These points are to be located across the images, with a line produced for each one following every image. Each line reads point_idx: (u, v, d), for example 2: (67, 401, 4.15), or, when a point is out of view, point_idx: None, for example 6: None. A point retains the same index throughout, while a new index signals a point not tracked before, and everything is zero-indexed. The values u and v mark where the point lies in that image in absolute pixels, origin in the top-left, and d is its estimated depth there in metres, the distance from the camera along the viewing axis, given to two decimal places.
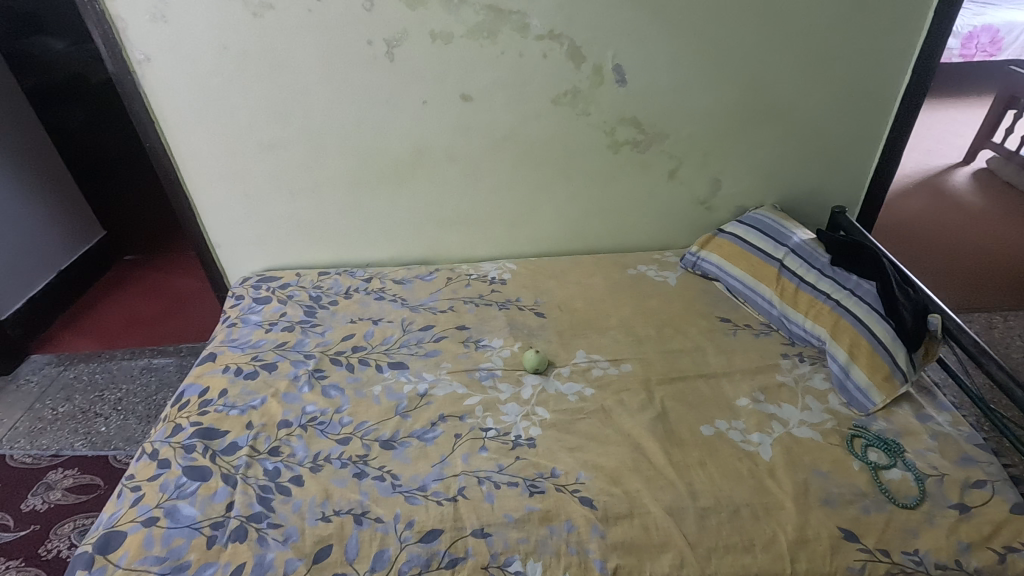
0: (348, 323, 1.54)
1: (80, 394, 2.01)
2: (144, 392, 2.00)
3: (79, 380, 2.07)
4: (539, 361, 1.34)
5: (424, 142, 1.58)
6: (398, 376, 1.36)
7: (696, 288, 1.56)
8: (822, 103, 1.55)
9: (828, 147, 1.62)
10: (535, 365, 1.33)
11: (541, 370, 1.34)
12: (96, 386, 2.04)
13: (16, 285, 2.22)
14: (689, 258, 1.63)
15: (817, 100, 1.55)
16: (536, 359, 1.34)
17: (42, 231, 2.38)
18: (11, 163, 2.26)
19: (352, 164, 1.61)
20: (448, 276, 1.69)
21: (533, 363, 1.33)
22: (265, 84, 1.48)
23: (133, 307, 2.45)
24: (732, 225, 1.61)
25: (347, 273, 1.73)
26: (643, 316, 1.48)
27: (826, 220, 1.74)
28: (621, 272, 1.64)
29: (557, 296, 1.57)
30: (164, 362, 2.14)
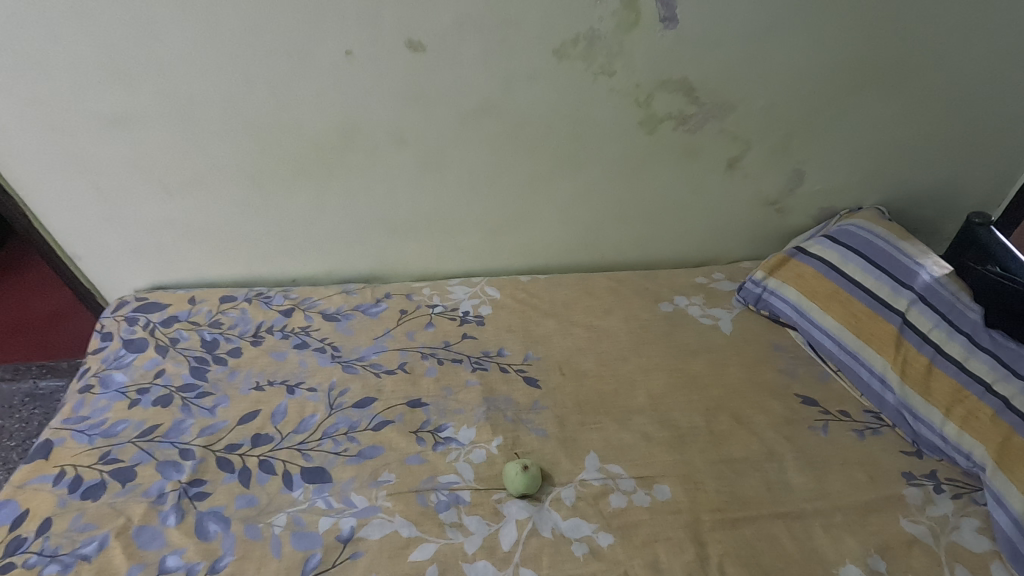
0: (252, 392, 1.05)
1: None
2: (20, 436, 1.54)
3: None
4: (531, 484, 0.87)
5: (358, 115, 1.02)
6: (313, 498, 0.90)
7: (761, 341, 1.06)
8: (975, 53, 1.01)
9: (969, 121, 1.09)
10: (522, 490, 0.86)
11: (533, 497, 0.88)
12: None
13: None
14: (751, 288, 1.11)
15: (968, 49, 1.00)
16: (527, 479, 0.87)
17: None
18: None
19: (251, 146, 1.06)
20: (402, 310, 1.18)
21: (522, 488, 0.86)
22: (87, 20, 0.90)
23: (25, 302, 1.95)
24: (819, 242, 1.08)
25: (260, 300, 1.22)
26: (685, 390, 0.99)
27: (944, 223, 1.22)
28: (650, 308, 1.13)
29: (557, 349, 1.08)
30: (54, 388, 1.68)
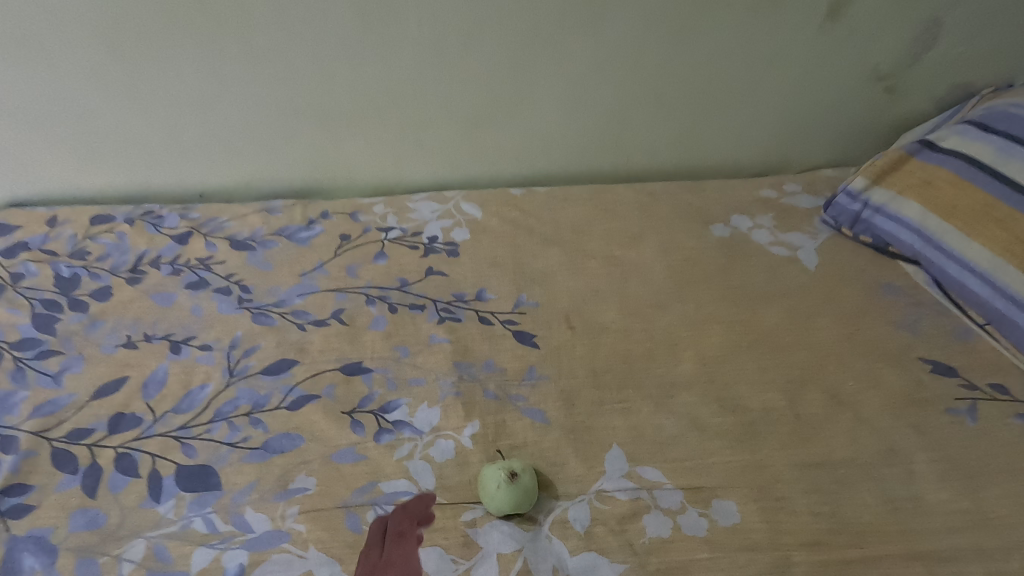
0: (118, 352, 0.72)
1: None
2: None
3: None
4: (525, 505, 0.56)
5: None
6: (188, 517, 0.59)
7: (863, 280, 0.72)
8: None
9: None
10: (510, 510, 0.55)
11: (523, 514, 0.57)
12: None
13: None
14: (846, 204, 0.76)
15: None
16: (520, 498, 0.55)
17: None
18: None
19: None
20: (341, 236, 0.83)
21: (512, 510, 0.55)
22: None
23: None
24: (957, 134, 0.72)
25: (147, 221, 0.87)
26: (754, 353, 0.67)
27: None
28: (697, 232, 0.79)
29: (563, 292, 0.74)
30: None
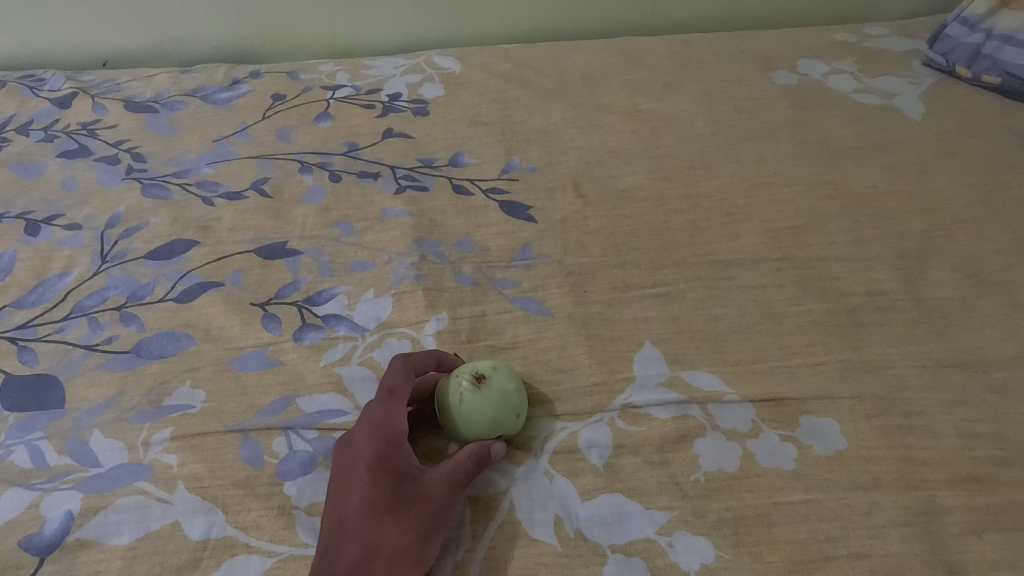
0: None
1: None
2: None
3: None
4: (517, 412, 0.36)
5: None
6: (5, 446, 0.39)
7: (992, 130, 0.51)
8: None
9: None
10: (489, 433, 0.35)
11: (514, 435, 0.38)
12: None
13: None
14: (961, 36, 0.55)
15: None
16: (506, 409, 0.35)
17: None
18: None
19: None
20: (275, 96, 0.63)
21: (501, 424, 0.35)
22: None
23: None
24: None
25: (21, 84, 0.66)
26: (845, 224, 0.46)
27: None
28: (751, 81, 0.58)
29: (570, 153, 0.54)
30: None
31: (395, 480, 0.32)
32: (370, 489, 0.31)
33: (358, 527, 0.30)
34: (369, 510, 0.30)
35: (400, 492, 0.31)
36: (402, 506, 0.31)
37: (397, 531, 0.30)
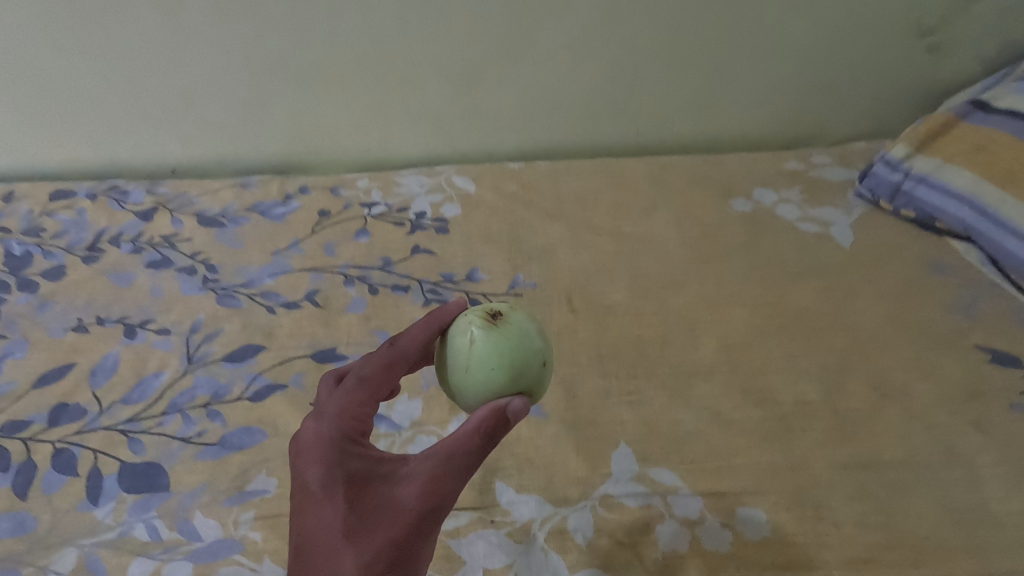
0: (67, 336, 0.65)
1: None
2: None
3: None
4: (535, 346, 0.43)
5: None
6: (129, 523, 0.51)
7: (907, 257, 0.63)
8: None
9: None
10: (501, 375, 0.41)
11: (532, 390, 0.43)
12: None
13: None
14: (884, 174, 0.68)
15: None
16: (522, 333, 0.42)
17: None
18: None
19: None
20: (321, 212, 0.76)
21: (519, 354, 0.41)
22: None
23: None
24: (1018, 92, 0.63)
25: (110, 197, 0.80)
26: (782, 340, 0.58)
27: None
28: (714, 206, 0.70)
29: (565, 270, 0.66)
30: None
31: (351, 490, 0.39)
32: (333, 506, 0.38)
33: (330, 538, 0.38)
34: (334, 525, 0.38)
35: (362, 503, 0.39)
36: (363, 516, 0.38)
37: (366, 540, 0.37)
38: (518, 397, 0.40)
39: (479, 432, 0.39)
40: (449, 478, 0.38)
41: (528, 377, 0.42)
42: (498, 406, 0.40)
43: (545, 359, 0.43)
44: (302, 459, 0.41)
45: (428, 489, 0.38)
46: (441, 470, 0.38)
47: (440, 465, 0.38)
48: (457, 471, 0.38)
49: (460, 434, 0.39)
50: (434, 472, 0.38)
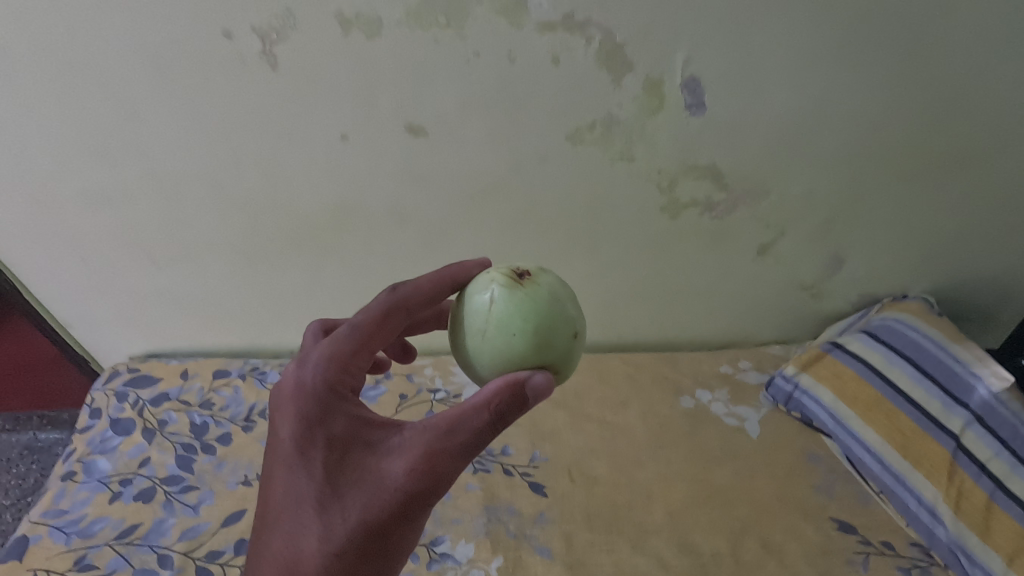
0: (238, 488, 0.99)
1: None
2: (17, 493, 1.47)
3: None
4: (559, 296, 0.57)
5: (367, 183, 0.90)
6: None
7: (793, 447, 0.95)
8: None
9: None
10: (531, 336, 0.55)
11: (554, 363, 0.57)
12: None
13: None
14: (781, 385, 1.01)
15: None
16: (549, 283, 0.58)
17: None
18: None
19: (250, 217, 0.95)
20: (401, 397, 1.08)
21: (546, 299, 0.56)
22: (54, 85, 0.80)
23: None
24: (860, 339, 0.99)
25: (255, 377, 1.16)
26: (708, 507, 0.89)
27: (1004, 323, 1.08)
28: (669, 402, 1.04)
29: (567, 450, 0.98)
30: (53, 441, 1.60)
31: (338, 460, 0.51)
32: (318, 475, 0.51)
33: (315, 495, 0.51)
34: (316, 485, 0.51)
35: (347, 471, 0.51)
36: (348, 479, 0.51)
37: (343, 507, 0.50)
38: (539, 374, 0.53)
39: (485, 408, 0.50)
40: (437, 455, 0.50)
41: (554, 343, 0.56)
42: (515, 379, 0.51)
43: (571, 322, 0.57)
44: (291, 411, 0.53)
45: (414, 463, 0.50)
46: (428, 447, 0.50)
47: (428, 444, 0.50)
48: (444, 450, 0.50)
49: (459, 415, 0.50)
50: (422, 449, 0.50)
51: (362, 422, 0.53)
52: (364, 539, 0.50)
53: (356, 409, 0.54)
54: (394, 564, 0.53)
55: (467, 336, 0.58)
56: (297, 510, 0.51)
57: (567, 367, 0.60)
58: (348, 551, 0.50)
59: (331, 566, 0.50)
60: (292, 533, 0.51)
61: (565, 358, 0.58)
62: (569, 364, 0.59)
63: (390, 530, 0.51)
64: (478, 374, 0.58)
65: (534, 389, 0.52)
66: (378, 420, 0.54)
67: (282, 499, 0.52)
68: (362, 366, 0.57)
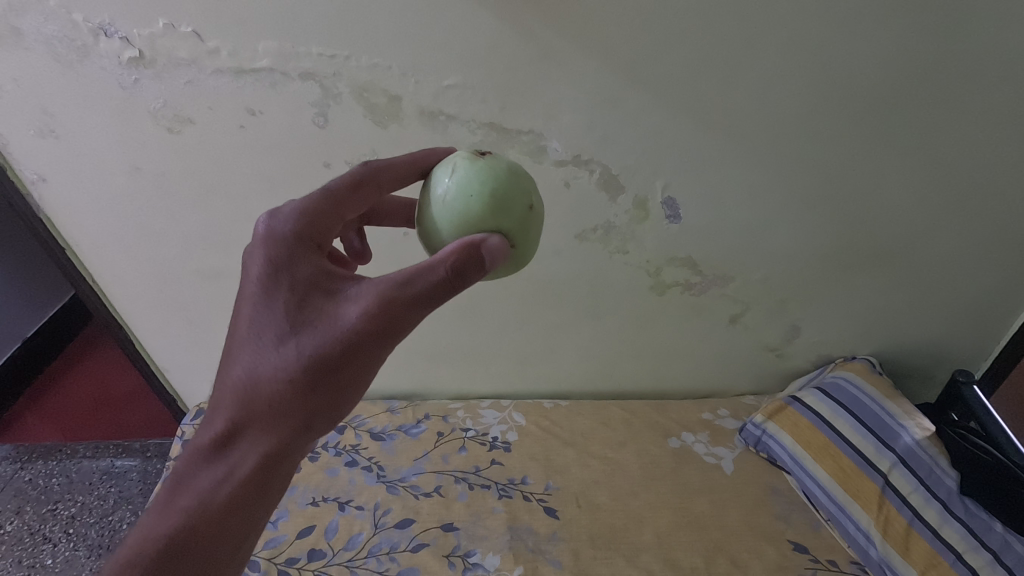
0: (307, 508, 1.13)
1: (29, 507, 1.47)
2: (99, 511, 1.47)
3: (33, 485, 1.53)
4: (516, 173, 0.65)
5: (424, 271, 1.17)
6: None
7: (759, 484, 1.17)
8: (949, 248, 1.13)
9: (947, 298, 1.21)
10: (487, 201, 0.61)
11: (511, 231, 0.63)
12: (49, 494, 1.51)
13: None
14: (751, 430, 1.25)
15: (943, 245, 1.13)
16: (505, 161, 0.65)
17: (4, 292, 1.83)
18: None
19: None
20: (439, 432, 1.31)
21: (501, 170, 0.63)
22: (191, 194, 1.06)
23: (71, 394, 1.86)
24: (814, 394, 1.24)
25: None
26: (688, 531, 1.10)
27: (931, 377, 1.36)
28: (659, 442, 1.27)
29: (575, 481, 1.20)
30: (128, 467, 1.59)
31: (300, 302, 0.57)
32: (280, 312, 0.57)
33: (276, 330, 0.56)
34: (280, 319, 0.57)
35: (308, 311, 0.57)
36: (308, 319, 0.56)
37: (296, 341, 0.56)
38: (495, 238, 0.59)
39: (444, 264, 0.56)
40: (394, 302, 0.55)
41: (511, 208, 0.62)
42: (474, 241, 0.57)
43: (528, 194, 0.64)
44: (260, 257, 0.60)
45: (368, 307, 0.55)
46: (386, 293, 0.55)
47: (386, 290, 0.55)
48: (399, 298, 0.55)
49: (420, 268, 0.56)
50: (378, 295, 0.55)
51: (326, 274, 0.60)
52: (316, 373, 0.55)
53: (319, 261, 0.61)
54: (344, 404, 0.58)
55: (429, 206, 0.65)
56: (256, 344, 0.57)
57: (525, 241, 0.65)
58: (301, 381, 0.55)
59: (286, 392, 0.55)
60: (249, 363, 0.57)
61: (521, 228, 0.64)
62: (526, 238, 0.65)
63: (340, 366, 0.56)
64: (437, 240, 0.64)
65: (490, 251, 0.58)
66: (341, 274, 0.61)
67: (242, 334, 0.58)
68: (329, 227, 0.65)
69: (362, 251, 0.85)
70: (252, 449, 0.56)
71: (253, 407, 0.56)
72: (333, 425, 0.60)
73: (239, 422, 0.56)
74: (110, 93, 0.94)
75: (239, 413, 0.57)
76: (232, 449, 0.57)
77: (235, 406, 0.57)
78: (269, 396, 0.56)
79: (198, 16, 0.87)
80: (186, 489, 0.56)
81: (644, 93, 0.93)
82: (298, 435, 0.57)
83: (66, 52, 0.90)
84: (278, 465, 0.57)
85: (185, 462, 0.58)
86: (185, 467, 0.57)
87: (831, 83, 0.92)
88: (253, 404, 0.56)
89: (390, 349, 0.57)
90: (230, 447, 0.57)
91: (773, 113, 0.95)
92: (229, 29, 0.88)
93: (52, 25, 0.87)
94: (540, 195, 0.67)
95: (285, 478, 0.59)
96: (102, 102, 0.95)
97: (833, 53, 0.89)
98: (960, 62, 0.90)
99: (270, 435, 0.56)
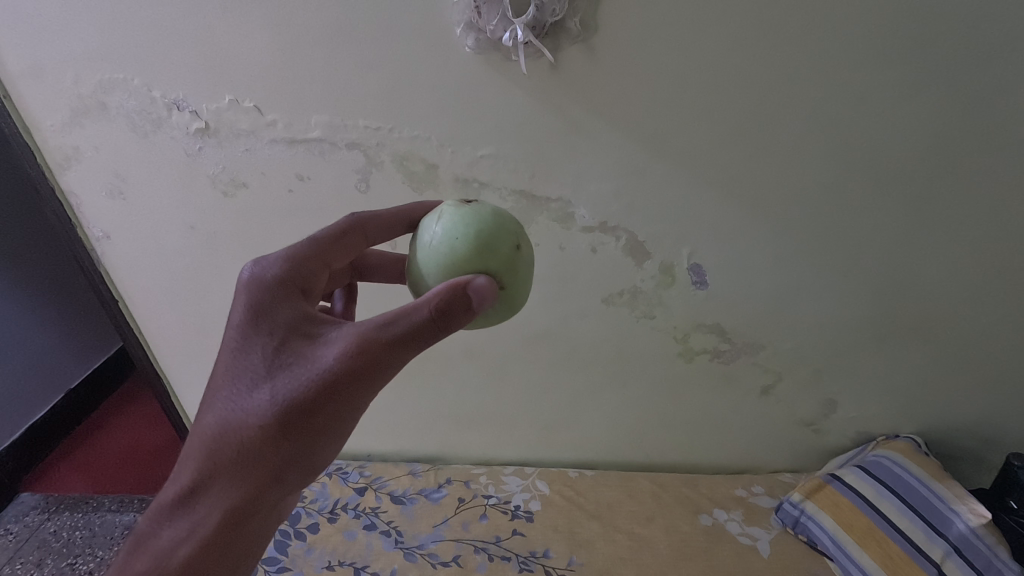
0: (323, 571, 1.10)
1: (50, 560, 1.47)
2: None
3: (56, 537, 1.53)
4: (504, 218, 0.68)
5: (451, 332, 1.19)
6: None
7: (798, 568, 1.10)
8: (990, 324, 1.10)
9: (993, 375, 1.16)
10: (471, 243, 0.64)
11: (497, 270, 0.65)
12: (70, 546, 1.51)
13: (30, 396, 1.80)
14: (789, 509, 1.19)
15: (983, 319, 1.10)
16: (490, 208, 0.69)
17: (57, 342, 1.92)
18: (60, 303, 1.91)
19: None
20: (460, 499, 1.27)
21: (489, 214, 0.67)
22: (239, 252, 1.13)
23: (102, 447, 1.89)
24: (855, 473, 1.18)
25: (340, 474, 1.33)
26: None
27: (982, 460, 1.27)
28: (689, 519, 1.21)
29: (600, 557, 1.14)
30: None
31: (280, 347, 0.59)
32: (259, 357, 0.59)
33: (254, 374, 0.59)
34: (258, 363, 0.59)
35: (286, 355, 0.59)
36: (287, 363, 0.58)
37: (271, 385, 0.58)
38: (481, 278, 0.60)
39: (428, 305, 0.57)
40: (373, 343, 0.57)
41: (496, 249, 0.65)
42: (459, 282, 0.59)
43: (514, 236, 0.67)
44: (242, 303, 0.63)
45: (347, 349, 0.57)
46: (364, 335, 0.57)
47: (365, 333, 0.58)
48: (379, 339, 0.57)
49: (402, 311, 0.58)
50: (357, 337, 0.57)
51: (306, 318, 0.62)
52: (289, 419, 0.57)
53: (303, 306, 0.63)
54: (317, 451, 0.59)
55: (418, 252, 0.68)
56: (231, 390, 0.59)
57: (514, 282, 0.67)
58: (273, 427, 0.57)
59: (258, 439, 0.57)
60: (224, 411, 0.59)
61: (508, 267, 0.66)
62: (515, 278, 0.67)
63: (315, 410, 0.57)
64: (424, 284, 0.67)
65: (477, 291, 0.59)
66: (322, 318, 0.63)
67: (218, 382, 0.60)
68: (314, 273, 0.69)
69: (346, 313, 0.88)
70: (219, 501, 0.58)
71: (222, 457, 0.58)
72: (305, 476, 0.61)
73: (208, 473, 0.58)
74: (175, 160, 1.03)
75: (209, 465, 0.58)
76: (199, 500, 0.58)
77: (204, 456, 0.58)
78: (240, 445, 0.57)
79: (261, 94, 0.96)
80: (151, 547, 0.57)
81: (669, 165, 0.97)
82: (267, 486, 0.58)
83: (142, 123, 1.00)
84: (245, 519, 0.58)
85: (152, 516, 0.58)
86: (150, 526, 0.58)
87: (854, 157, 0.95)
88: (222, 454, 0.58)
89: (368, 394, 0.59)
90: (197, 500, 0.58)
91: (798, 185, 0.98)
92: (288, 107, 0.97)
93: (133, 101, 0.98)
94: (528, 239, 0.70)
95: (250, 533, 0.59)
96: (168, 169, 1.05)
97: (853, 129, 0.93)
98: (984, 139, 0.92)
99: (238, 485, 0.58)
